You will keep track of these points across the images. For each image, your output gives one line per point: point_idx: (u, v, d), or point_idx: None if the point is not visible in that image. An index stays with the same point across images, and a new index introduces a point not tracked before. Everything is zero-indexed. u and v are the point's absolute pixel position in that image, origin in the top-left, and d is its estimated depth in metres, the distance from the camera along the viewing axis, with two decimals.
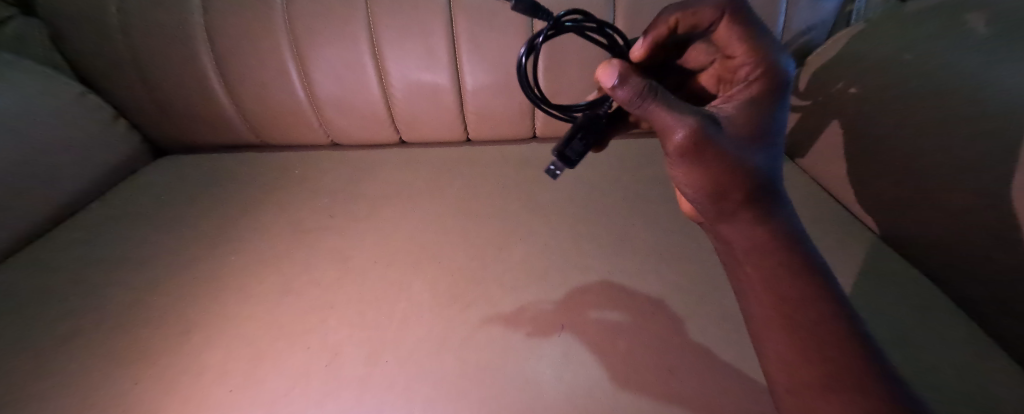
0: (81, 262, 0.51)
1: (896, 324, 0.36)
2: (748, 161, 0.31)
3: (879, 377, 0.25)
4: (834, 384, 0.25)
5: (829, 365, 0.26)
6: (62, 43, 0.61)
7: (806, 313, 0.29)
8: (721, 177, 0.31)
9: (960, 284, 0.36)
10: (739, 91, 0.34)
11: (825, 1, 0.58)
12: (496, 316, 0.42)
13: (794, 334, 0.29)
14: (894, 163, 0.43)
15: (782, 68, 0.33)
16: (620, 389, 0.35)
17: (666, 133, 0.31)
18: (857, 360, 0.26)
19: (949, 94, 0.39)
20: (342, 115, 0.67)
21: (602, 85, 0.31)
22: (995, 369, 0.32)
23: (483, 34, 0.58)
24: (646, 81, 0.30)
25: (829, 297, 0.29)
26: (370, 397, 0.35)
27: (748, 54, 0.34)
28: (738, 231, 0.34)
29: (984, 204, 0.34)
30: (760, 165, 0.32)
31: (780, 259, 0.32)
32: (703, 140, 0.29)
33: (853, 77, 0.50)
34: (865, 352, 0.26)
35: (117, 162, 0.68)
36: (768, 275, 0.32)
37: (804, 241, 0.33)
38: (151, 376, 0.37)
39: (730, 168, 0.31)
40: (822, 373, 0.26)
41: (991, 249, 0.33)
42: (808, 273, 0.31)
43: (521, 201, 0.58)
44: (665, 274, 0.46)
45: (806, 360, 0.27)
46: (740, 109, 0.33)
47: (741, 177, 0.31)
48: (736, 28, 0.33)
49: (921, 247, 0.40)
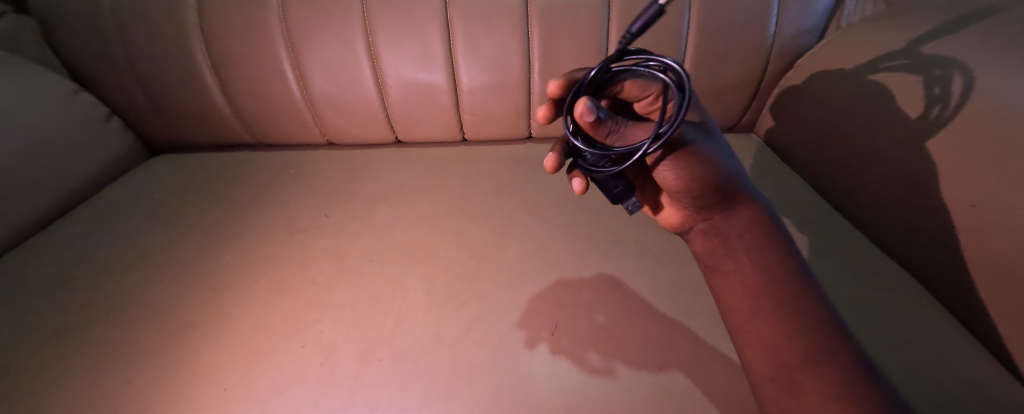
0: (77, 260, 0.51)
1: (887, 327, 0.39)
2: (721, 150, 0.33)
3: (850, 355, 0.28)
4: (811, 362, 0.28)
5: (801, 346, 0.29)
6: (55, 39, 0.59)
7: (782, 298, 0.31)
8: (709, 174, 0.32)
9: (943, 286, 0.40)
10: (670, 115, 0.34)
11: (814, 4, 0.60)
12: (490, 315, 0.42)
13: (774, 320, 0.30)
14: (889, 163, 0.45)
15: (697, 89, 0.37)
16: (612, 388, 0.36)
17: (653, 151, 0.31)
18: (828, 340, 0.29)
19: (944, 95, 0.40)
20: (338, 114, 0.67)
21: (582, 119, 0.28)
22: (978, 368, 0.35)
23: (479, 35, 0.59)
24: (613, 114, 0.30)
25: (797, 285, 0.32)
26: (363, 395, 0.36)
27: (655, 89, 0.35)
28: (728, 224, 0.35)
29: (978, 199, 0.35)
30: (732, 156, 0.34)
31: (763, 243, 0.34)
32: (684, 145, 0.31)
33: (846, 77, 0.52)
34: (835, 334, 0.29)
35: (113, 161, 0.66)
36: (757, 262, 0.33)
37: (774, 216, 0.35)
38: (145, 377, 0.37)
39: (716, 162, 0.32)
40: (800, 354, 0.28)
41: (982, 244, 0.35)
42: (785, 254, 0.33)
43: (517, 200, 0.59)
44: (657, 272, 0.47)
45: (781, 343, 0.29)
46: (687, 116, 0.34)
47: (722, 169, 0.32)
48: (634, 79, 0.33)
49: (914, 250, 0.43)
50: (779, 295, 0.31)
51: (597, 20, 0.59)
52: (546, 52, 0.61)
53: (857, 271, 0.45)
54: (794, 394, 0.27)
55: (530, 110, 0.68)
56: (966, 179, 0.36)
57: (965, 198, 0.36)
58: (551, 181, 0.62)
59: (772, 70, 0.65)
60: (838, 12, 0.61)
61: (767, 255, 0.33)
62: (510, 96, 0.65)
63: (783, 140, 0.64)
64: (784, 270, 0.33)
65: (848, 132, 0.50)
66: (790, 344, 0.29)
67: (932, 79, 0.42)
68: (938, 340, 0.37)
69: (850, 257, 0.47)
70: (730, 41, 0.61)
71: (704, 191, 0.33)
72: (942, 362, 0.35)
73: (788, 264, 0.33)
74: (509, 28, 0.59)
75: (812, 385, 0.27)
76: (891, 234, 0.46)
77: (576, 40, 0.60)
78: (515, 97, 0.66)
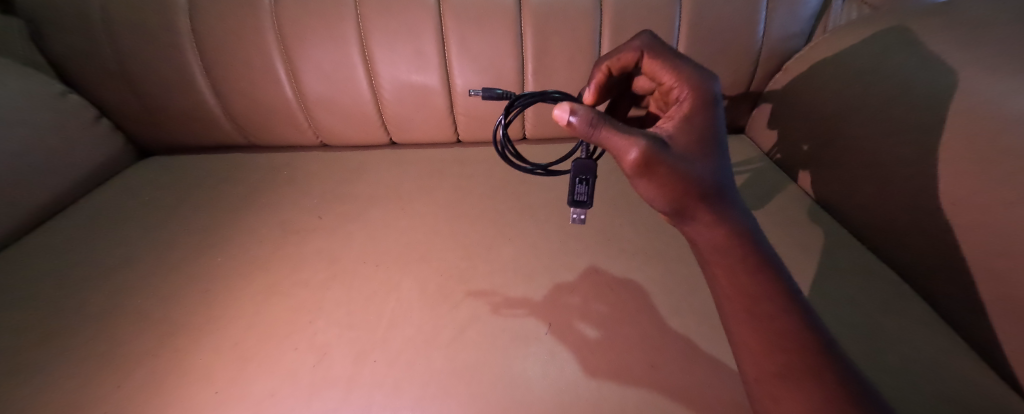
0: (66, 264, 0.50)
1: (870, 327, 0.40)
2: (698, 165, 0.31)
3: (834, 368, 0.27)
4: (795, 372, 0.27)
5: (788, 356, 0.28)
6: (42, 40, 0.58)
7: (764, 308, 0.30)
8: (679, 188, 0.31)
9: (932, 287, 0.40)
10: (675, 112, 0.35)
11: (802, 8, 0.61)
12: (484, 315, 0.43)
13: (758, 328, 0.30)
14: (871, 166, 0.46)
15: (709, 86, 0.34)
16: (604, 386, 0.36)
17: (621, 156, 0.31)
18: (812, 352, 0.28)
19: (923, 99, 0.42)
20: (331, 115, 0.67)
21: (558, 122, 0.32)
22: (967, 369, 0.35)
23: (472, 37, 0.60)
24: (594, 112, 0.31)
25: (782, 299, 0.30)
26: (357, 396, 0.36)
27: (671, 82, 0.36)
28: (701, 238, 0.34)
29: (958, 200, 0.36)
30: (710, 171, 0.32)
31: (741, 259, 0.32)
32: (656, 157, 0.30)
33: (832, 79, 0.53)
34: (819, 345, 0.28)
35: (102, 163, 0.65)
36: (733, 278, 0.32)
37: (759, 240, 0.33)
38: (136, 380, 0.37)
39: (687, 179, 0.31)
40: (784, 363, 0.28)
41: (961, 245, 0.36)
42: (769, 272, 0.32)
43: (510, 201, 0.59)
44: (649, 271, 0.48)
45: (765, 350, 0.29)
46: (682, 123, 0.33)
47: (694, 185, 0.31)
48: (655, 60, 0.37)
49: (899, 250, 0.44)
50: (761, 312, 0.30)
51: (589, 23, 0.59)
52: (540, 54, 0.61)
53: (842, 269, 0.46)
54: (774, 400, 0.27)
55: (524, 112, 0.69)
56: (949, 179, 0.37)
57: (947, 197, 0.37)
58: (545, 183, 0.63)
59: (762, 72, 0.66)
60: (825, 15, 0.62)
61: (744, 274, 0.32)
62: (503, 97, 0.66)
63: (773, 142, 0.66)
64: (767, 294, 0.30)
65: (833, 134, 0.51)
66: (775, 352, 0.28)
67: (911, 82, 0.44)
68: (925, 342, 0.38)
69: (837, 256, 0.48)
70: (720, 43, 0.62)
71: (673, 205, 0.33)
72: (928, 365, 0.36)
73: (771, 287, 0.31)
74: (502, 31, 0.59)
75: (792, 395, 0.26)
76: (877, 237, 0.47)
77: (568, 43, 0.61)
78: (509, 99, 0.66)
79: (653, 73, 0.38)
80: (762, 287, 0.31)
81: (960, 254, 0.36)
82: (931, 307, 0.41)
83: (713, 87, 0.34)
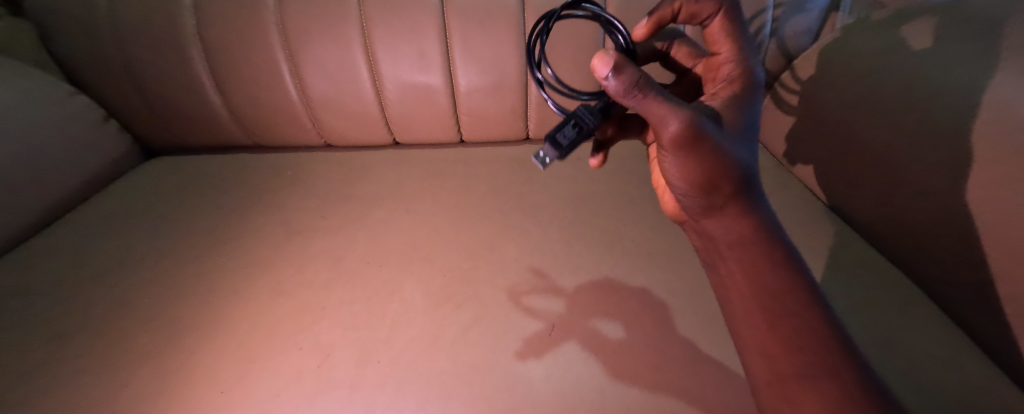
0: (74, 263, 0.50)
1: (878, 328, 0.39)
2: (733, 151, 0.31)
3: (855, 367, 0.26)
4: (812, 372, 0.27)
5: (805, 354, 0.28)
6: (51, 42, 0.59)
7: (783, 303, 0.30)
8: (710, 172, 0.31)
9: (944, 290, 0.39)
10: (720, 91, 0.34)
11: (809, 6, 0.60)
12: (486, 316, 0.43)
13: (776, 322, 0.29)
14: (881, 168, 0.45)
15: (754, 73, 0.34)
16: (607, 388, 0.36)
17: (659, 129, 0.29)
18: (831, 349, 0.27)
19: (937, 96, 0.40)
20: (335, 115, 0.67)
21: (596, 76, 0.28)
22: (978, 374, 0.34)
23: (475, 37, 0.59)
24: (642, 73, 0.27)
25: (799, 293, 0.30)
26: (360, 396, 0.36)
27: (727, 57, 0.35)
28: (720, 228, 0.34)
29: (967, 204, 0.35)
30: (744, 158, 0.31)
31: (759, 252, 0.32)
32: (700, 134, 0.28)
33: (839, 76, 0.52)
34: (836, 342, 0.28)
35: (110, 164, 0.66)
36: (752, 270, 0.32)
37: (776, 234, 0.33)
38: (143, 378, 0.37)
39: (721, 162, 0.30)
40: (802, 362, 0.27)
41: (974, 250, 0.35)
42: (786, 266, 0.32)
43: (513, 201, 0.59)
44: (653, 272, 0.47)
45: (782, 351, 0.28)
46: (725, 104, 0.32)
47: (727, 169, 0.31)
48: (723, 28, 0.34)
49: (911, 254, 0.43)
50: (779, 306, 0.30)
51: (593, 22, 0.59)
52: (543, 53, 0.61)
53: (850, 270, 0.45)
54: (786, 398, 0.27)
55: (527, 111, 0.68)
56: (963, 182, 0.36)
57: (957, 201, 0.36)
58: (548, 183, 0.63)
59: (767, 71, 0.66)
60: (833, 13, 0.61)
61: (761, 267, 0.32)
62: (506, 97, 0.66)
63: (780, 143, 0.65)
64: (785, 286, 0.31)
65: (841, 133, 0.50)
66: (792, 349, 0.28)
67: (924, 77, 0.42)
68: (935, 345, 0.37)
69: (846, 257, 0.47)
70: None
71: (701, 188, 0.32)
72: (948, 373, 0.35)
73: (789, 281, 0.31)
74: (506, 30, 0.59)
75: (809, 396, 0.26)
76: (886, 239, 0.46)
77: (572, 42, 0.60)
78: (513, 98, 0.66)
79: (711, 41, 0.36)
80: (781, 281, 0.31)
81: (975, 259, 0.35)
82: (942, 310, 0.40)
83: (757, 74, 0.34)
